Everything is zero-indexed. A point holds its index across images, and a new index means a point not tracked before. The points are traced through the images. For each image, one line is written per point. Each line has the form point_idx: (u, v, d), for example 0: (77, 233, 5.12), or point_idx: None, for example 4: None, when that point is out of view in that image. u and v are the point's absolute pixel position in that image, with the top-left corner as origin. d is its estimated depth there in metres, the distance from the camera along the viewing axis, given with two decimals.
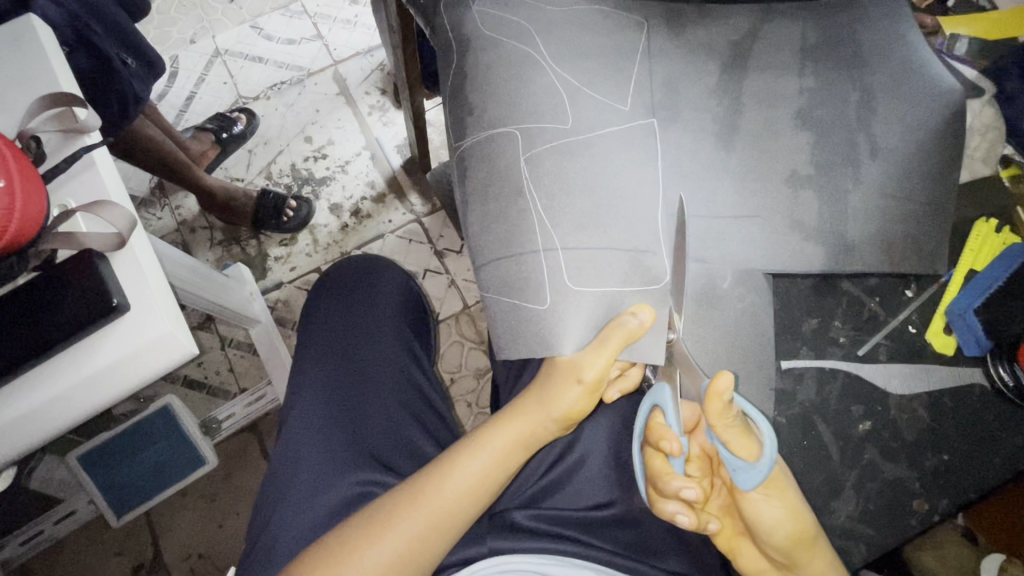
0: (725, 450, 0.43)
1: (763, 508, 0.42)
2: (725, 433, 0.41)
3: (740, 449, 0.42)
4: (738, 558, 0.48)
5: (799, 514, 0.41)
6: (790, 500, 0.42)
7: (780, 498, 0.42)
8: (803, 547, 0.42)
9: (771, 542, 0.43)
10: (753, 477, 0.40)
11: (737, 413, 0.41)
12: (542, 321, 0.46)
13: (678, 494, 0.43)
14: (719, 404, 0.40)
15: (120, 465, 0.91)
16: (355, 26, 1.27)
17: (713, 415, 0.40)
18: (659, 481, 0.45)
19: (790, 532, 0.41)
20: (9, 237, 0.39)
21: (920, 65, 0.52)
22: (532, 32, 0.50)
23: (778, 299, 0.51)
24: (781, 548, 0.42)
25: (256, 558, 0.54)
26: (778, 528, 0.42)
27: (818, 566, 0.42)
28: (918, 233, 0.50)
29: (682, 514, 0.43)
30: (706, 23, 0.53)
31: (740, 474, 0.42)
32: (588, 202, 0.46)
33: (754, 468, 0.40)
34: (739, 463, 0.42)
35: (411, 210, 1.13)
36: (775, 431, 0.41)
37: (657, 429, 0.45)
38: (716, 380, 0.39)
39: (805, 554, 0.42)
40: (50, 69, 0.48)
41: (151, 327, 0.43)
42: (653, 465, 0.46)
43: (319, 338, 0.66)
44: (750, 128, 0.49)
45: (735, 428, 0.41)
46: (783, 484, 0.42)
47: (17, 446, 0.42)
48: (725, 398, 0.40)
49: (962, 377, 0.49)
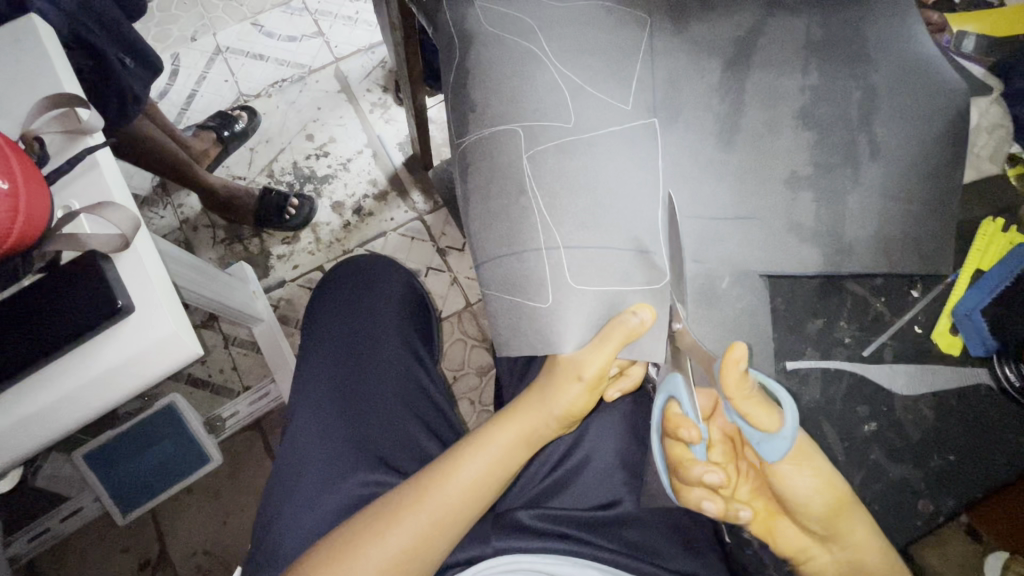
0: (746, 424, 0.43)
1: (795, 481, 0.42)
2: (743, 406, 0.41)
3: (761, 420, 0.42)
4: (777, 541, 0.46)
5: (832, 481, 0.42)
6: (820, 468, 0.42)
7: (810, 467, 0.42)
8: (844, 513, 0.41)
9: (809, 516, 0.43)
10: (778, 445, 0.41)
11: (753, 384, 0.41)
12: (543, 319, 0.46)
13: (702, 480, 0.43)
14: (735, 372, 0.40)
15: (126, 463, 0.92)
16: (355, 22, 1.26)
17: (732, 388, 0.41)
18: (681, 469, 0.46)
19: (827, 500, 0.41)
20: (14, 239, 0.39)
21: (924, 62, 0.52)
22: (535, 29, 0.50)
23: (783, 299, 0.51)
24: (821, 520, 0.42)
25: (263, 558, 0.54)
26: (813, 499, 0.42)
27: (861, 532, 0.42)
28: (922, 232, 0.50)
29: (708, 500, 0.43)
30: (710, 19, 0.52)
31: (763, 446, 0.42)
32: (589, 200, 0.46)
33: (777, 438, 0.41)
34: (760, 435, 0.42)
35: (412, 207, 1.13)
36: (793, 400, 0.41)
37: (673, 419, 0.46)
38: (729, 350, 0.40)
39: (846, 521, 0.42)
40: (50, 69, 0.48)
41: (157, 327, 0.43)
42: (675, 453, 0.47)
43: (324, 335, 0.67)
44: (751, 127, 0.49)
45: (753, 399, 0.41)
46: (807, 453, 0.42)
47: (23, 446, 0.42)
48: (741, 366, 0.40)
49: (967, 378, 0.49)
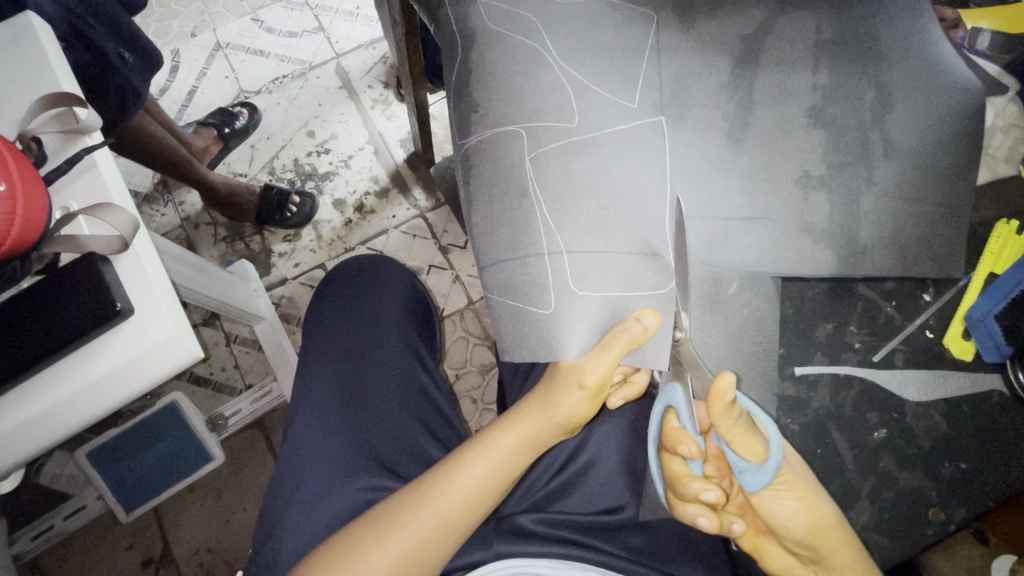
0: (732, 451, 0.43)
1: (776, 507, 0.41)
2: (728, 434, 0.41)
3: (747, 450, 0.41)
4: (763, 558, 0.46)
5: (814, 506, 0.41)
6: (805, 495, 0.41)
7: (793, 494, 0.41)
8: (826, 538, 0.41)
9: (792, 537, 0.43)
10: (760, 479, 0.40)
11: (740, 413, 0.40)
12: (546, 325, 0.45)
13: (699, 496, 0.43)
14: (721, 404, 0.39)
15: (129, 461, 0.92)
16: (356, 17, 1.25)
17: (717, 415, 0.40)
18: (677, 484, 0.45)
19: (808, 524, 0.41)
20: (10, 244, 0.38)
21: (938, 59, 0.50)
22: (539, 27, 0.49)
23: (792, 303, 0.50)
24: (803, 542, 0.42)
25: (265, 559, 0.54)
26: (795, 522, 0.41)
27: (846, 558, 0.41)
28: (935, 234, 0.49)
29: (704, 517, 0.42)
30: (717, 16, 0.51)
31: (746, 476, 0.42)
32: (593, 203, 0.45)
33: (761, 470, 0.40)
34: (745, 464, 0.41)
35: (415, 205, 1.12)
36: (779, 431, 0.41)
37: (672, 434, 0.45)
38: (716, 381, 0.39)
39: (829, 546, 0.41)
40: (47, 67, 0.47)
41: (156, 331, 0.42)
42: (671, 468, 0.46)
43: (327, 335, 0.66)
44: (760, 126, 0.48)
45: (738, 428, 0.41)
46: (793, 479, 0.41)
47: (21, 451, 0.42)
48: (727, 398, 0.39)
49: (979, 384, 0.48)
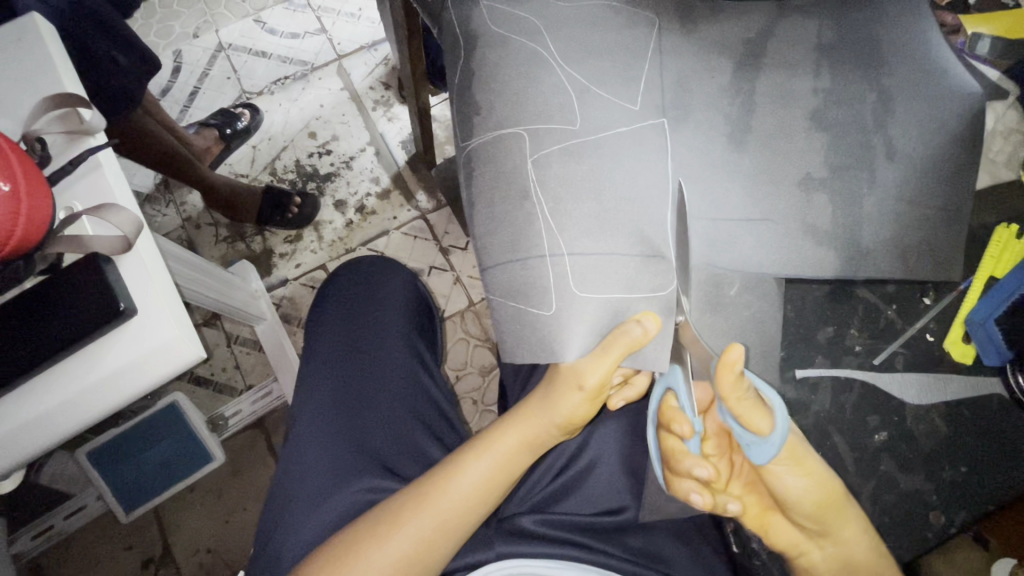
0: (737, 425, 0.43)
1: (786, 479, 0.42)
2: (738, 407, 0.41)
3: (755, 423, 0.41)
4: (771, 535, 0.46)
5: (820, 477, 0.42)
6: (810, 467, 0.42)
7: (800, 466, 0.42)
8: (834, 510, 0.42)
9: (800, 510, 0.43)
10: (767, 450, 0.41)
11: (749, 386, 0.41)
12: (547, 326, 0.45)
13: (691, 473, 0.43)
14: (730, 375, 0.40)
15: (129, 461, 0.92)
16: (358, 19, 1.25)
17: (726, 389, 0.41)
18: (673, 460, 0.45)
19: (817, 497, 0.42)
20: (14, 244, 0.38)
21: (938, 64, 0.51)
22: (542, 30, 0.49)
23: (793, 306, 0.51)
24: (813, 514, 0.42)
25: (268, 559, 0.54)
26: (804, 494, 0.42)
27: (851, 528, 0.42)
28: (934, 240, 0.49)
29: (697, 493, 0.43)
30: (718, 20, 0.51)
31: (752, 448, 0.42)
32: (595, 206, 0.45)
33: (766, 442, 0.41)
34: (750, 437, 0.42)
35: (416, 207, 1.12)
36: (785, 405, 0.41)
37: (668, 412, 0.46)
38: (727, 352, 0.40)
39: (837, 519, 0.42)
40: (51, 68, 0.47)
41: (158, 334, 0.42)
42: (667, 445, 0.46)
43: (329, 336, 0.66)
44: (761, 130, 0.49)
45: (748, 400, 0.41)
46: (797, 454, 0.42)
47: (20, 453, 0.41)
48: (736, 368, 0.40)
49: (981, 387, 0.48)
